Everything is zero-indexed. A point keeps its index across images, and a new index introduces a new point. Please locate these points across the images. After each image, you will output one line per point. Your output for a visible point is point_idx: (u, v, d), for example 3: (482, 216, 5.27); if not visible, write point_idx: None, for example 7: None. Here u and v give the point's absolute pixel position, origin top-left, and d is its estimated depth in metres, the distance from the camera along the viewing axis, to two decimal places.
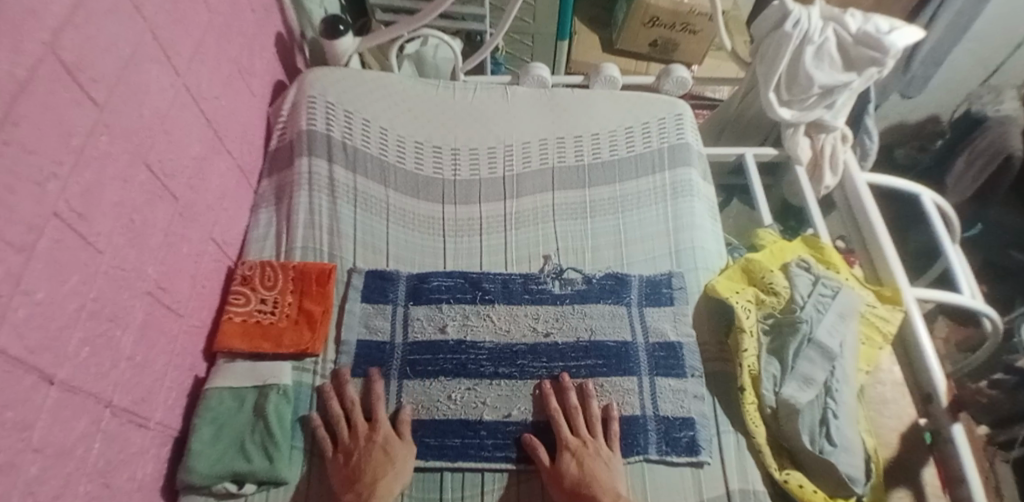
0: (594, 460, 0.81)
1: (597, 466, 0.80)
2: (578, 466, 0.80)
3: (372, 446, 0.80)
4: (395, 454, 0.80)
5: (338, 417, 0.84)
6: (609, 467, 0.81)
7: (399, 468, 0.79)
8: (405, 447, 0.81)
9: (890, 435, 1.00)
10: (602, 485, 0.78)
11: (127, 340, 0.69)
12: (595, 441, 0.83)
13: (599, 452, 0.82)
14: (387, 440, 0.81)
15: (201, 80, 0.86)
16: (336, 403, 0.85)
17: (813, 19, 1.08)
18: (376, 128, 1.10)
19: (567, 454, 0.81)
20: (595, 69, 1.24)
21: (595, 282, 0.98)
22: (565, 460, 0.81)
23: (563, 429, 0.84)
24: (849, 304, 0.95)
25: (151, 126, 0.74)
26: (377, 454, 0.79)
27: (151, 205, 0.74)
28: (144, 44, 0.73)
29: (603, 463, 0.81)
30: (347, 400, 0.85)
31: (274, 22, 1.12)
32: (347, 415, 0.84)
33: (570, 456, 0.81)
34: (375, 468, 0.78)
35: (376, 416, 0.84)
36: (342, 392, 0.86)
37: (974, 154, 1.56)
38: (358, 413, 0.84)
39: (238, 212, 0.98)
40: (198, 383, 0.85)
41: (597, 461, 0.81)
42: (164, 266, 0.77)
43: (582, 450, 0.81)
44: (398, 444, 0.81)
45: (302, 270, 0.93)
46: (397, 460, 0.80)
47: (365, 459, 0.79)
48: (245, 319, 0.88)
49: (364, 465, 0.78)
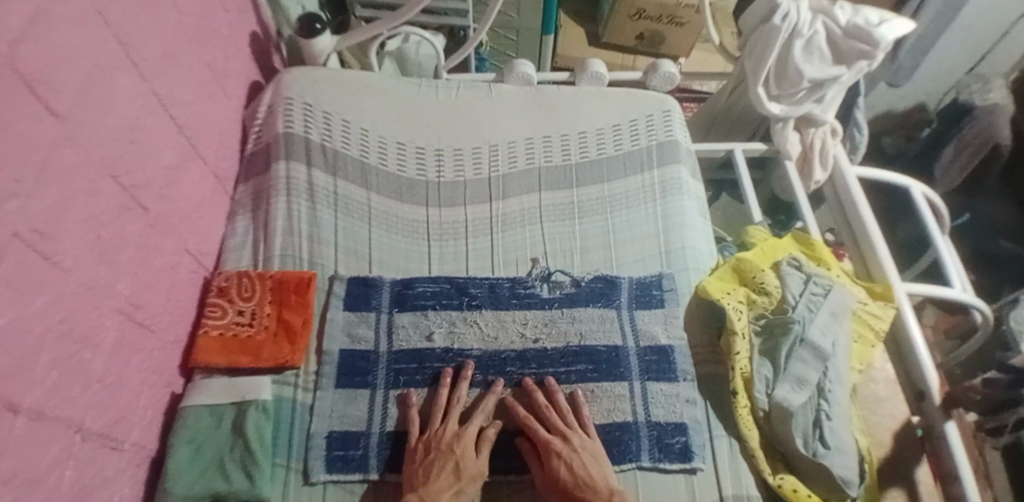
0: (581, 456, 0.79)
1: (586, 461, 0.79)
2: (568, 469, 0.77)
3: (449, 456, 0.78)
4: (464, 475, 0.77)
5: (436, 412, 0.83)
6: (596, 457, 0.80)
7: (462, 486, 0.76)
8: (478, 465, 0.79)
9: (884, 432, 0.97)
10: (597, 481, 0.77)
11: (98, 361, 0.66)
12: (575, 434, 0.81)
13: (583, 445, 0.81)
14: (463, 456, 0.78)
15: (172, 84, 0.83)
16: (443, 396, 0.85)
17: (802, 11, 1.06)
18: (357, 129, 1.07)
19: (555, 459, 0.78)
20: (581, 65, 1.21)
21: (584, 285, 0.96)
22: (555, 465, 0.78)
23: (541, 433, 0.81)
24: (841, 302, 0.94)
25: (118, 136, 0.70)
26: (448, 470, 0.77)
27: (122, 218, 0.71)
28: (110, 50, 0.69)
29: (590, 456, 0.80)
30: (453, 403, 0.84)
31: (249, 21, 1.08)
32: (443, 414, 0.83)
33: (557, 460, 0.78)
34: (440, 480, 0.75)
35: (468, 425, 0.82)
36: (454, 390, 0.86)
37: (962, 145, 1.59)
38: (457, 416, 0.83)
39: (213, 220, 0.95)
40: (175, 400, 0.82)
41: (584, 456, 0.79)
42: (137, 282, 0.73)
43: (566, 449, 0.79)
44: (471, 462, 0.78)
45: (280, 279, 0.90)
46: (465, 482, 0.77)
47: (439, 465, 0.77)
48: (222, 333, 0.85)
49: (433, 474, 0.76)
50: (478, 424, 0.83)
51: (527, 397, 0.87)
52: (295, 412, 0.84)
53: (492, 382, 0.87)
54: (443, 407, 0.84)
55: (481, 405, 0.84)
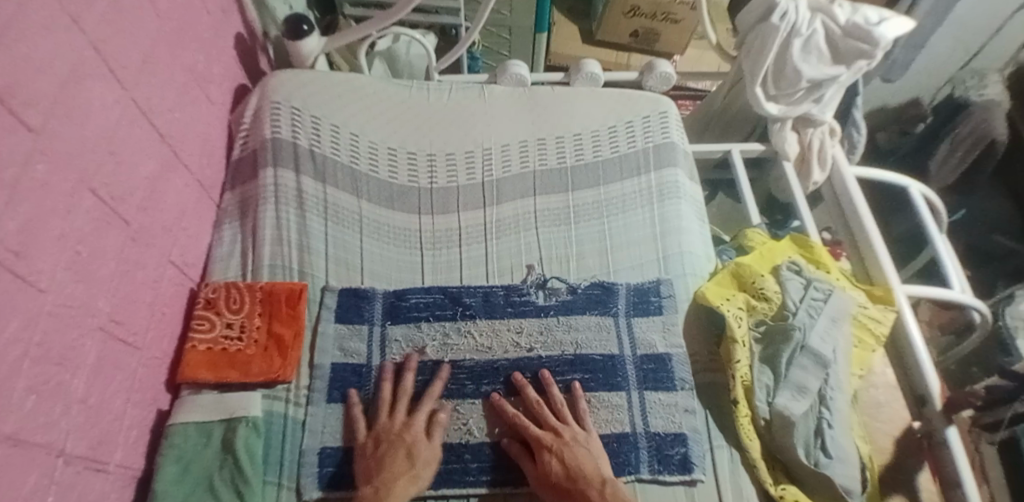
0: (574, 448, 0.79)
1: (578, 453, 0.78)
2: (559, 461, 0.77)
3: (399, 444, 0.78)
4: (418, 459, 0.77)
5: (382, 404, 0.83)
6: (589, 448, 0.79)
7: (418, 471, 0.76)
8: (431, 450, 0.79)
9: (884, 439, 0.98)
10: (589, 471, 0.76)
11: (79, 382, 0.64)
12: (568, 428, 0.81)
13: (575, 437, 0.80)
14: (414, 442, 0.78)
15: (153, 90, 0.80)
16: (387, 387, 0.84)
17: (801, 11, 1.04)
18: (347, 134, 1.04)
19: (546, 453, 0.78)
20: (576, 66, 1.18)
21: (580, 292, 0.94)
22: (546, 459, 0.78)
23: (532, 429, 0.80)
24: (841, 307, 0.93)
25: (95, 148, 0.67)
26: (401, 458, 0.77)
27: (101, 232, 0.68)
28: (85, 58, 0.66)
29: (582, 448, 0.79)
30: (400, 393, 0.84)
31: (234, 23, 1.05)
32: (390, 405, 0.83)
33: (548, 455, 0.78)
34: (393, 468, 0.75)
35: (416, 413, 0.82)
36: (399, 381, 0.85)
37: (958, 138, 1.55)
38: (404, 405, 0.83)
39: (199, 229, 0.92)
40: (162, 417, 0.80)
41: (576, 447, 0.79)
42: (118, 298, 0.71)
43: (559, 443, 0.79)
44: (424, 447, 0.78)
45: (270, 291, 0.87)
46: (420, 466, 0.77)
47: (391, 454, 0.77)
48: (210, 347, 0.83)
49: (386, 462, 0.76)
50: (427, 411, 0.83)
51: (518, 396, 0.86)
52: (286, 427, 0.82)
53: (438, 369, 0.87)
54: (389, 401, 0.84)
55: (428, 392, 0.84)
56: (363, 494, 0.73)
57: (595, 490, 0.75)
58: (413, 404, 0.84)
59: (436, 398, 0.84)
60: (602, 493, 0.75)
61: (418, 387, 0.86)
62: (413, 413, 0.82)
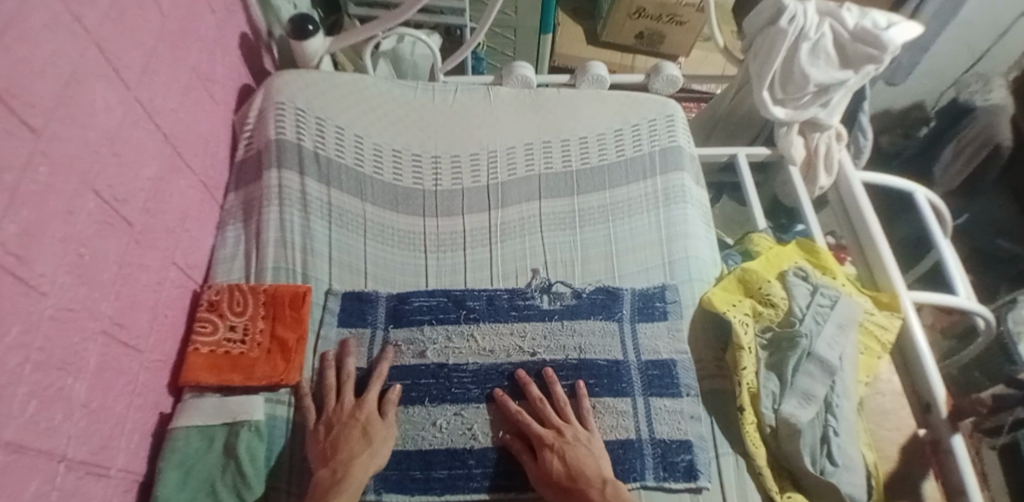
0: (575, 447, 0.78)
1: (580, 452, 0.77)
2: (560, 460, 0.76)
3: (353, 424, 0.78)
4: (374, 436, 0.78)
5: (328, 390, 0.83)
6: (591, 448, 0.79)
7: (376, 448, 0.77)
8: (385, 430, 0.80)
9: (890, 446, 0.97)
10: (589, 470, 0.76)
11: (80, 387, 0.63)
12: (570, 427, 0.80)
13: (577, 436, 0.79)
14: (368, 420, 0.79)
15: (155, 90, 0.79)
16: (331, 373, 0.85)
17: (809, 14, 1.03)
18: (351, 135, 1.04)
19: (547, 451, 0.77)
20: (582, 68, 1.18)
21: (585, 296, 0.94)
22: (547, 457, 0.77)
23: (534, 427, 0.80)
24: (849, 313, 0.92)
25: (98, 150, 0.67)
26: (357, 435, 0.77)
27: (103, 235, 0.67)
28: (88, 59, 0.65)
29: (583, 447, 0.78)
30: (345, 377, 0.84)
31: (238, 22, 1.04)
32: (337, 389, 0.83)
33: (550, 453, 0.77)
34: (351, 447, 0.76)
35: (365, 395, 0.82)
36: (342, 367, 0.85)
37: (963, 143, 1.53)
38: (350, 389, 0.83)
39: (202, 231, 0.91)
40: (164, 421, 0.79)
41: (578, 447, 0.78)
42: (121, 301, 0.70)
43: (560, 442, 0.78)
44: (379, 425, 0.79)
45: (274, 294, 0.87)
46: (377, 443, 0.78)
47: (345, 434, 0.77)
48: (213, 350, 0.82)
49: (342, 442, 0.76)
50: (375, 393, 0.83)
51: (519, 391, 0.85)
52: (287, 432, 0.81)
53: (382, 351, 0.88)
54: (335, 386, 0.84)
55: (375, 374, 0.85)
56: (320, 476, 0.73)
57: (595, 490, 0.74)
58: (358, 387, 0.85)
59: (383, 380, 0.85)
60: (603, 493, 0.74)
61: (361, 372, 0.87)
62: (361, 396, 0.82)
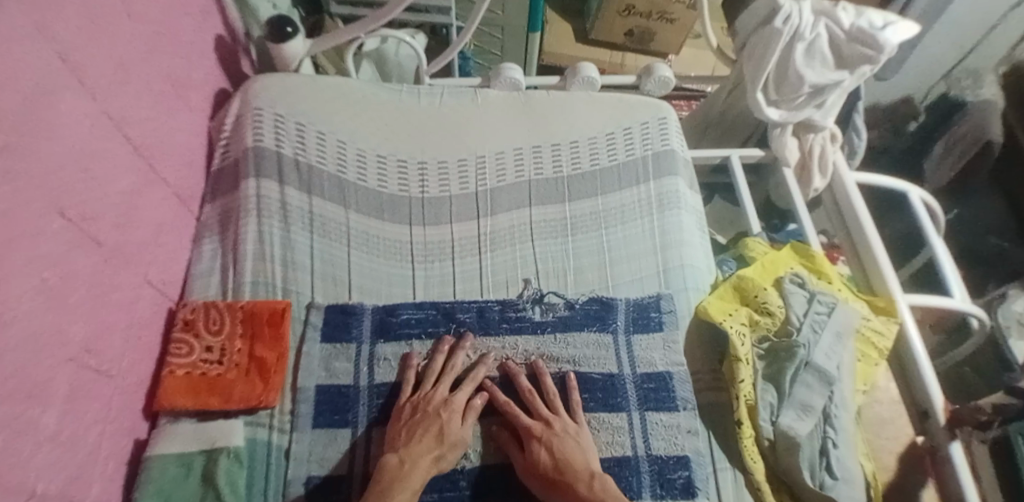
0: (563, 439, 0.77)
1: (568, 445, 0.77)
2: (548, 452, 0.76)
3: (434, 420, 0.77)
4: (446, 441, 0.76)
5: (431, 374, 0.83)
6: (579, 441, 0.78)
7: (444, 452, 0.75)
8: (461, 432, 0.78)
9: (887, 457, 0.94)
10: (577, 463, 0.75)
11: (49, 417, 0.59)
12: (559, 419, 0.80)
13: (566, 429, 0.79)
14: (448, 421, 0.77)
15: (126, 99, 0.75)
16: (440, 359, 0.84)
17: (804, 13, 1.00)
18: (333, 141, 1.00)
19: (535, 443, 0.77)
20: (571, 69, 1.14)
21: (578, 307, 0.91)
22: (535, 449, 0.76)
23: (522, 418, 0.79)
24: (846, 321, 0.91)
25: (65, 166, 0.63)
26: (431, 435, 0.76)
27: (73, 255, 0.64)
28: (54, 70, 0.61)
29: (571, 440, 0.78)
30: (448, 367, 0.83)
31: (214, 24, 1.00)
32: (436, 377, 0.83)
33: (537, 444, 0.77)
34: (423, 443, 0.75)
35: (458, 392, 0.81)
36: (451, 356, 0.85)
37: (953, 141, 1.52)
38: (448, 381, 0.82)
39: (177, 245, 0.88)
40: (139, 448, 0.76)
41: (566, 439, 0.78)
42: (92, 324, 0.67)
43: (548, 432, 0.78)
44: (455, 429, 0.77)
45: (252, 311, 0.83)
46: (446, 448, 0.76)
47: (423, 428, 0.76)
48: (189, 372, 0.78)
49: (415, 438, 0.76)
50: (468, 393, 0.82)
51: (510, 383, 0.85)
52: (270, 457, 0.78)
53: (483, 356, 0.86)
54: (437, 371, 0.84)
55: (472, 374, 0.83)
56: (387, 463, 0.73)
57: (583, 484, 0.73)
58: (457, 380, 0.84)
59: (478, 381, 0.83)
60: (591, 488, 0.73)
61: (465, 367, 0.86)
62: (455, 391, 0.81)
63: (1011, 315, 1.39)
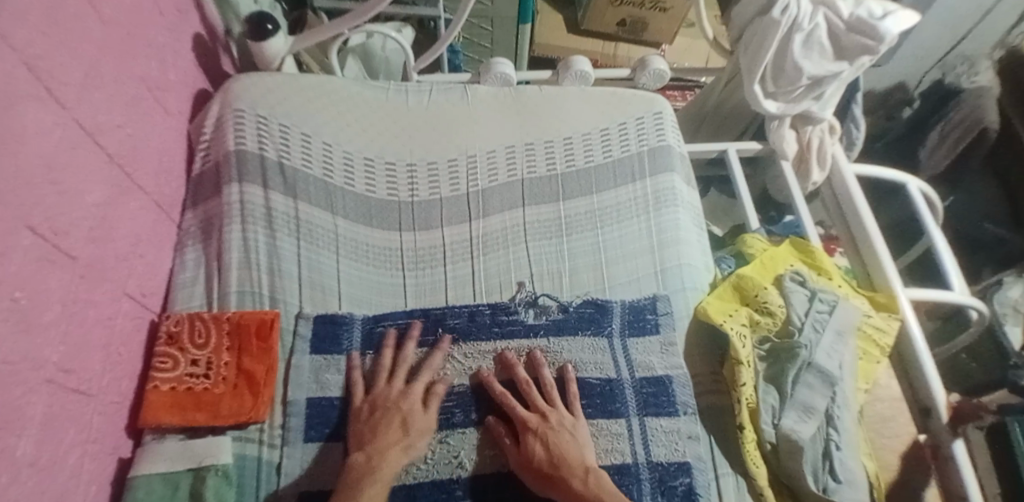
0: (559, 432, 0.76)
1: (563, 438, 0.76)
2: (543, 446, 0.75)
3: (396, 412, 0.77)
4: (412, 430, 0.76)
5: (382, 370, 0.82)
6: (575, 435, 0.76)
7: (410, 442, 0.76)
8: (426, 421, 0.78)
9: (890, 456, 0.93)
10: (572, 458, 0.74)
11: (27, 444, 0.56)
12: (555, 411, 0.78)
13: (562, 422, 0.77)
14: (410, 411, 0.78)
15: (96, 104, 0.71)
16: (388, 352, 0.83)
17: (802, 3, 0.97)
18: (319, 144, 0.97)
19: (530, 436, 0.76)
20: (564, 63, 1.10)
21: (572, 311, 0.88)
22: (529, 441, 0.75)
23: (518, 410, 0.78)
24: (847, 319, 0.89)
25: (33, 180, 0.59)
26: (395, 427, 0.76)
27: (44, 272, 0.60)
28: (17, 78, 0.57)
29: (567, 433, 0.76)
30: (401, 360, 0.83)
31: (191, 22, 0.96)
32: (390, 370, 0.82)
33: (532, 437, 0.76)
34: (387, 437, 0.75)
35: (414, 382, 0.81)
36: (401, 348, 0.84)
37: (948, 129, 1.44)
38: (402, 373, 0.82)
39: (157, 255, 0.85)
40: (123, 466, 0.73)
41: (562, 433, 0.76)
42: (68, 344, 0.63)
43: (543, 426, 0.76)
44: (419, 417, 0.77)
45: (239, 323, 0.80)
46: (414, 437, 0.76)
47: (386, 422, 0.76)
48: (174, 387, 0.76)
49: (378, 432, 0.75)
50: (425, 383, 0.81)
51: (507, 375, 0.83)
52: (259, 472, 0.75)
53: (439, 340, 0.85)
54: (389, 366, 0.83)
55: (427, 363, 0.83)
56: (355, 461, 0.73)
57: (577, 479, 0.72)
58: (411, 372, 0.83)
59: (434, 369, 0.83)
60: (586, 482, 0.71)
61: (419, 356, 0.85)
62: (411, 382, 0.81)
63: (1006, 301, 1.38)
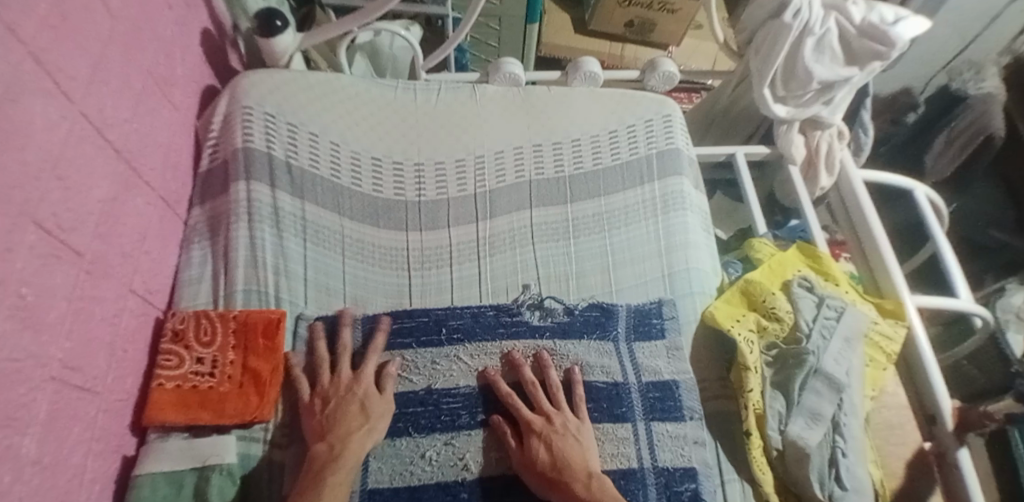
0: (563, 435, 0.76)
1: (568, 442, 0.75)
2: (546, 448, 0.74)
3: (350, 400, 0.76)
4: (373, 413, 0.76)
5: (324, 365, 0.81)
6: (580, 438, 0.76)
7: (372, 424, 0.75)
8: (383, 404, 0.78)
9: (896, 463, 0.92)
10: (576, 463, 0.73)
11: (30, 442, 0.55)
12: (560, 415, 0.78)
13: (567, 425, 0.77)
14: (366, 396, 0.77)
15: (103, 99, 0.70)
16: (321, 345, 0.82)
17: (814, 7, 0.97)
18: (326, 142, 0.96)
19: (534, 438, 0.75)
20: (574, 63, 1.09)
21: (577, 313, 0.88)
22: (534, 445, 0.75)
23: (523, 411, 0.78)
24: (855, 325, 0.88)
25: (39, 175, 0.59)
26: (354, 412, 0.75)
27: (50, 269, 0.60)
28: (24, 72, 0.57)
29: (572, 437, 0.76)
30: (340, 350, 0.82)
31: (198, 16, 0.95)
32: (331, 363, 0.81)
33: (536, 440, 0.75)
34: (347, 424, 0.74)
35: (362, 369, 0.80)
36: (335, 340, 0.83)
37: (956, 132, 1.42)
38: (345, 362, 0.81)
39: (164, 252, 0.84)
40: (128, 464, 0.73)
41: (567, 436, 0.76)
42: (73, 341, 0.63)
43: (548, 429, 0.76)
44: (376, 400, 0.77)
45: (245, 321, 0.80)
46: (375, 419, 0.76)
47: (343, 410, 0.75)
48: (180, 385, 0.75)
49: (338, 418, 0.74)
50: (372, 368, 0.81)
51: (514, 376, 0.83)
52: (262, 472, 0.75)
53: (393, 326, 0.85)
54: (330, 358, 0.82)
55: (370, 345, 0.83)
56: (318, 451, 0.71)
57: (580, 484, 0.71)
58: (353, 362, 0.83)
59: (379, 351, 0.83)
60: (589, 488, 0.71)
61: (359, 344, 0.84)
62: (358, 371, 0.80)
63: (1008, 308, 1.38)
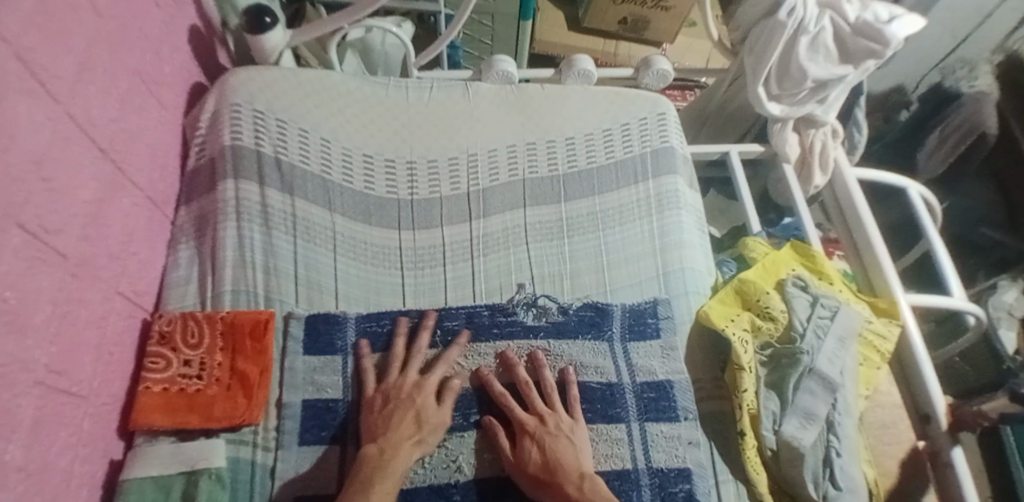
0: (556, 436, 0.75)
1: (561, 444, 0.74)
2: (539, 450, 0.74)
3: (409, 406, 0.76)
4: (425, 425, 0.75)
5: (394, 361, 0.81)
6: (573, 440, 0.75)
7: (423, 437, 0.74)
8: (440, 417, 0.76)
9: (890, 462, 0.91)
10: (568, 464, 0.73)
11: (15, 449, 0.54)
12: (554, 415, 0.77)
13: (560, 426, 0.76)
14: (423, 406, 0.76)
15: (89, 98, 0.69)
16: (400, 340, 0.82)
17: (809, 6, 0.96)
18: (317, 139, 0.95)
19: (527, 440, 0.75)
20: (567, 61, 1.08)
21: (572, 313, 0.87)
22: (528, 447, 0.74)
23: (517, 412, 0.77)
24: (849, 325, 0.88)
25: (24, 176, 0.57)
26: (408, 421, 0.74)
27: (36, 271, 0.58)
28: (7, 71, 0.55)
29: (565, 438, 0.75)
30: (414, 352, 0.81)
31: (186, 13, 0.93)
32: (402, 362, 0.81)
33: (529, 442, 0.75)
34: (401, 429, 0.73)
35: (430, 374, 0.80)
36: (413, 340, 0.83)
37: (948, 131, 1.40)
38: (415, 363, 0.80)
39: (151, 253, 0.83)
40: (115, 468, 0.72)
41: (560, 438, 0.75)
42: (58, 345, 0.62)
43: (541, 430, 0.75)
44: (433, 413, 0.76)
45: (232, 322, 0.79)
46: (426, 432, 0.74)
47: (398, 417, 0.75)
48: (167, 388, 0.74)
49: (392, 426, 0.74)
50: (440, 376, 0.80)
51: (507, 376, 0.82)
52: (253, 476, 0.74)
53: (390, 329, 0.84)
54: (402, 357, 0.82)
55: (443, 356, 0.82)
56: (368, 453, 0.71)
57: (572, 486, 0.71)
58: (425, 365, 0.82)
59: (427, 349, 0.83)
60: (581, 490, 0.70)
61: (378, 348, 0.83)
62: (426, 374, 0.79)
63: (1000, 305, 1.39)
